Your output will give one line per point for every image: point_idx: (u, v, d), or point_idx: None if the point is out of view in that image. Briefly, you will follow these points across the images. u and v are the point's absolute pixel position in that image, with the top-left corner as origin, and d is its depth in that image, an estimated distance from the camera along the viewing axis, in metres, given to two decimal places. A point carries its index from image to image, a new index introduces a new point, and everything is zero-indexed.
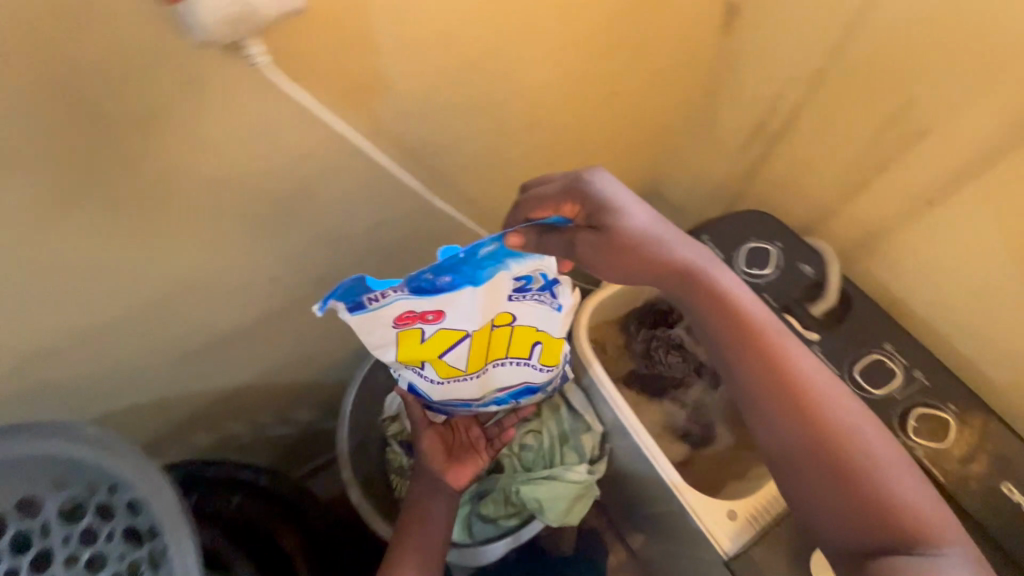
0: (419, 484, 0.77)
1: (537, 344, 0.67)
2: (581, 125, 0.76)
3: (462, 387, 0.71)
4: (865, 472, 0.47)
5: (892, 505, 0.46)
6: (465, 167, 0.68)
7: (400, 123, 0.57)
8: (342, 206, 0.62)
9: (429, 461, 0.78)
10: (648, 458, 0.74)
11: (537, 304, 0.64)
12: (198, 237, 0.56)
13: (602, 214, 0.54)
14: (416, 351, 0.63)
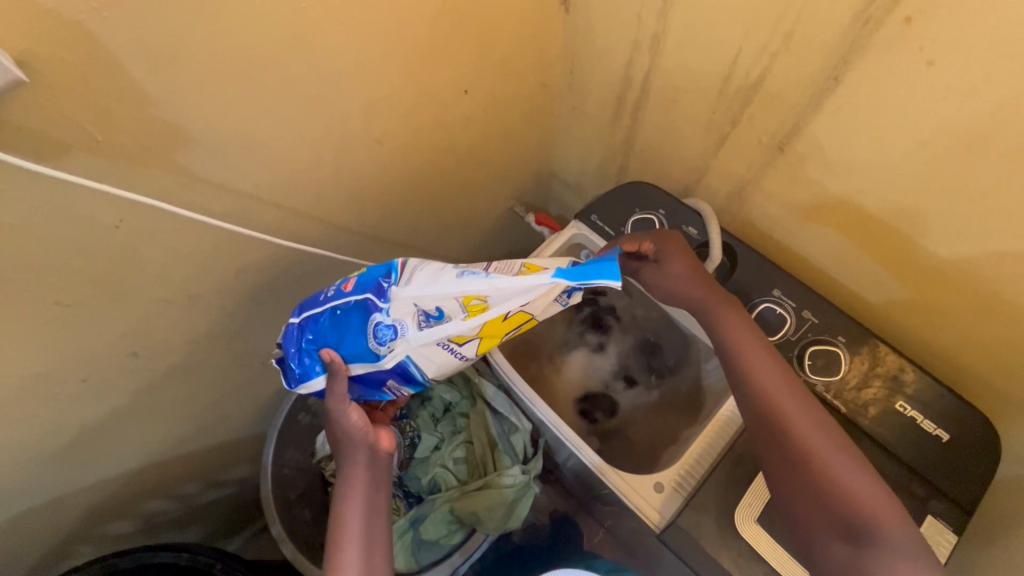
0: (352, 464, 0.59)
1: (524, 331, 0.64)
2: (437, 127, 0.74)
3: (457, 363, 0.60)
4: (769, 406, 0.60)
5: (791, 432, 0.58)
6: (320, 194, 0.65)
7: (222, 173, 0.53)
8: (185, 263, 0.58)
9: (361, 432, 0.60)
10: (572, 449, 0.71)
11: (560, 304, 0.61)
12: (20, 340, 0.50)
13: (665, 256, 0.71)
14: (490, 330, 0.56)
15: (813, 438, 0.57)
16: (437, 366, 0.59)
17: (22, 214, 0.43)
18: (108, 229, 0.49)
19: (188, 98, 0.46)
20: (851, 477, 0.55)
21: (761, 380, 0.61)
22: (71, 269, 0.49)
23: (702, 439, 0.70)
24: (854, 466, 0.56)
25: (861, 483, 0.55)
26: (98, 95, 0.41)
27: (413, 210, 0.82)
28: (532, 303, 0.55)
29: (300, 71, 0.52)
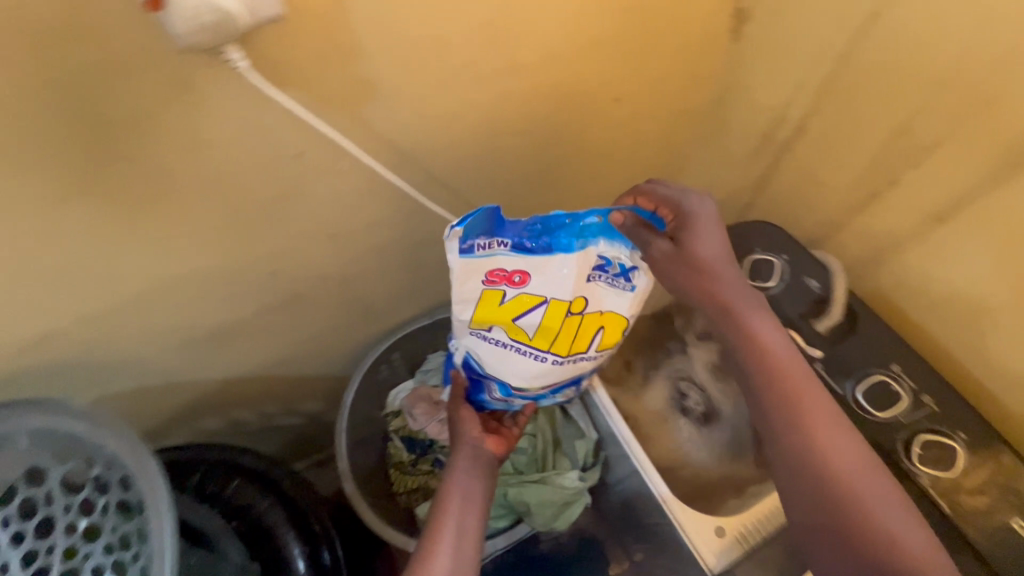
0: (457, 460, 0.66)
1: (599, 329, 0.63)
2: (583, 129, 0.76)
3: (510, 358, 0.64)
4: (808, 418, 0.50)
5: (825, 455, 0.49)
6: (464, 169, 0.69)
7: (397, 129, 0.58)
8: (338, 203, 0.63)
9: (468, 435, 0.68)
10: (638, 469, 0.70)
11: (607, 285, 0.61)
12: (195, 238, 0.56)
13: (682, 230, 0.55)
14: (495, 316, 0.62)
15: (851, 460, 0.49)
16: (492, 363, 0.66)
17: (238, 125, 0.48)
18: (292, 156, 0.54)
19: (396, 53, 0.51)
20: (894, 519, 0.46)
21: (799, 383, 0.51)
22: (255, 185, 0.55)
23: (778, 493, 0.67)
24: (894, 500, 0.47)
25: (909, 531, 0.46)
26: (334, 38, 0.47)
27: (537, 204, 0.84)
28: (527, 282, 0.59)
29: (485, 48, 0.56)
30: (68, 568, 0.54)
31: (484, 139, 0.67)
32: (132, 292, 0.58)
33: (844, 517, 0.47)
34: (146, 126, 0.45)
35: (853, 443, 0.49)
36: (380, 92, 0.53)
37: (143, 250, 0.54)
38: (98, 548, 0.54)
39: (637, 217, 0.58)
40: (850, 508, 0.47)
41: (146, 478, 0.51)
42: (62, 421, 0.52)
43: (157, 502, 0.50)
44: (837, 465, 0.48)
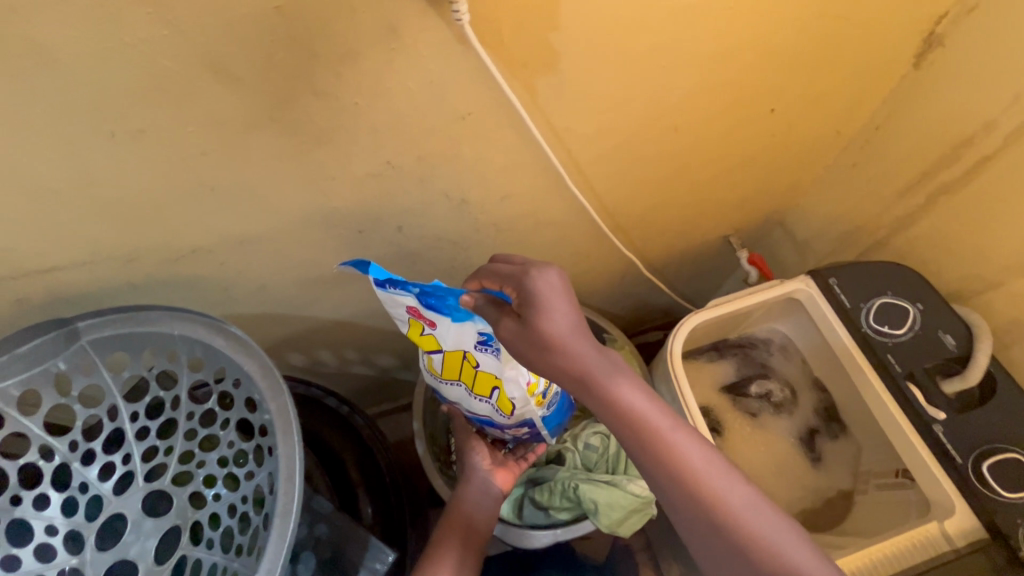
0: (463, 490, 0.74)
1: (495, 388, 0.67)
2: (728, 138, 0.74)
3: (425, 367, 0.72)
4: (688, 474, 0.49)
5: (711, 504, 0.48)
6: (607, 156, 0.68)
7: (561, 107, 0.58)
8: (482, 169, 0.63)
9: (482, 468, 0.76)
10: None
11: (486, 353, 0.63)
12: (350, 182, 0.57)
13: (529, 309, 0.51)
14: (415, 337, 0.65)
15: (734, 495, 0.49)
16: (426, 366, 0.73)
17: (425, 78, 0.49)
18: (458, 116, 0.54)
19: (590, 31, 0.50)
20: (786, 542, 0.47)
21: (673, 437, 0.50)
22: (419, 139, 0.55)
23: (893, 543, 0.65)
24: (777, 518, 0.48)
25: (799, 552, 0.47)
26: (543, 5, 0.46)
27: (658, 203, 0.82)
28: (436, 326, 0.62)
29: (669, 36, 0.55)
30: (184, 468, 0.59)
31: (635, 132, 0.66)
32: (278, 222, 0.60)
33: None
34: (348, 66, 0.45)
35: (731, 478, 0.49)
36: (561, 65, 0.53)
37: (301, 185, 0.56)
38: (216, 456, 0.59)
39: (488, 297, 0.55)
40: (749, 553, 0.47)
41: (278, 401, 0.55)
42: (201, 335, 0.55)
43: (288, 426, 0.54)
44: (728, 511, 0.48)
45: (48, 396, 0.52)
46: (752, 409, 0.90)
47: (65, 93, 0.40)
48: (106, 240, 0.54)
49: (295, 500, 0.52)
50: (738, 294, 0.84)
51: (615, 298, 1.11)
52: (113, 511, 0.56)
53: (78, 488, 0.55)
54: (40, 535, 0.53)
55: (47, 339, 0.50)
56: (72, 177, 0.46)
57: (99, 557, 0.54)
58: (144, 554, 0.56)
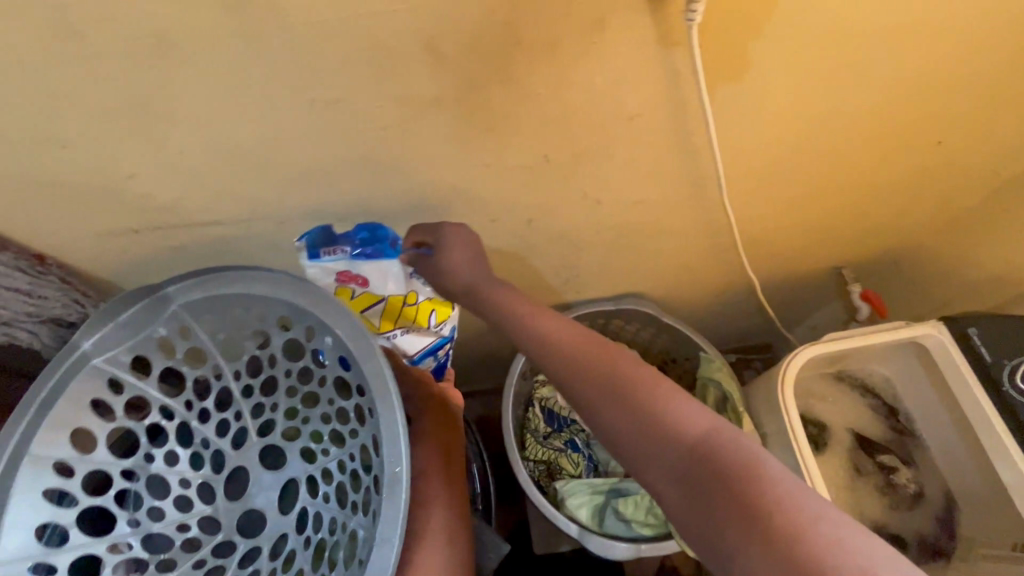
0: None
1: (435, 310, 0.68)
2: (882, 166, 0.69)
3: None
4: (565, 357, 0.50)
5: (593, 373, 0.48)
6: (752, 174, 0.65)
7: (729, 120, 0.56)
8: (627, 172, 0.61)
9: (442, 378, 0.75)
10: None
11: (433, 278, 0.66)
12: (501, 171, 0.57)
13: (434, 243, 0.60)
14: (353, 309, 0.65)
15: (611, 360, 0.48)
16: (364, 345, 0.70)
17: (610, 74, 0.47)
18: (626, 119, 0.53)
19: (788, 45, 0.48)
20: (658, 391, 0.45)
21: (545, 327, 0.53)
22: (581, 137, 0.54)
23: None
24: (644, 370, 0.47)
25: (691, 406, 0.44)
26: (752, 15, 0.45)
27: (783, 225, 0.79)
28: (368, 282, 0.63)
29: (866, 53, 0.51)
30: (293, 424, 0.59)
31: (788, 153, 0.63)
32: (422, 203, 0.60)
33: (635, 426, 0.44)
34: (545, 54, 0.44)
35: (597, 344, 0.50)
36: (745, 77, 0.51)
37: (455, 170, 0.56)
38: (319, 413, 0.58)
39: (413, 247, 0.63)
40: (627, 408, 0.45)
41: (372, 363, 0.50)
42: (286, 294, 0.53)
43: (383, 387, 0.49)
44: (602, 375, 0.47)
45: (156, 360, 0.54)
46: (859, 467, 0.84)
47: (284, 59, 0.41)
48: (267, 202, 0.56)
49: (403, 464, 0.47)
50: (861, 330, 0.80)
51: (704, 317, 1.08)
52: (234, 464, 0.57)
53: (201, 444, 0.57)
54: (177, 487, 0.56)
55: (143, 306, 0.52)
56: (261, 137, 0.48)
57: (230, 506, 0.56)
58: (269, 504, 0.56)
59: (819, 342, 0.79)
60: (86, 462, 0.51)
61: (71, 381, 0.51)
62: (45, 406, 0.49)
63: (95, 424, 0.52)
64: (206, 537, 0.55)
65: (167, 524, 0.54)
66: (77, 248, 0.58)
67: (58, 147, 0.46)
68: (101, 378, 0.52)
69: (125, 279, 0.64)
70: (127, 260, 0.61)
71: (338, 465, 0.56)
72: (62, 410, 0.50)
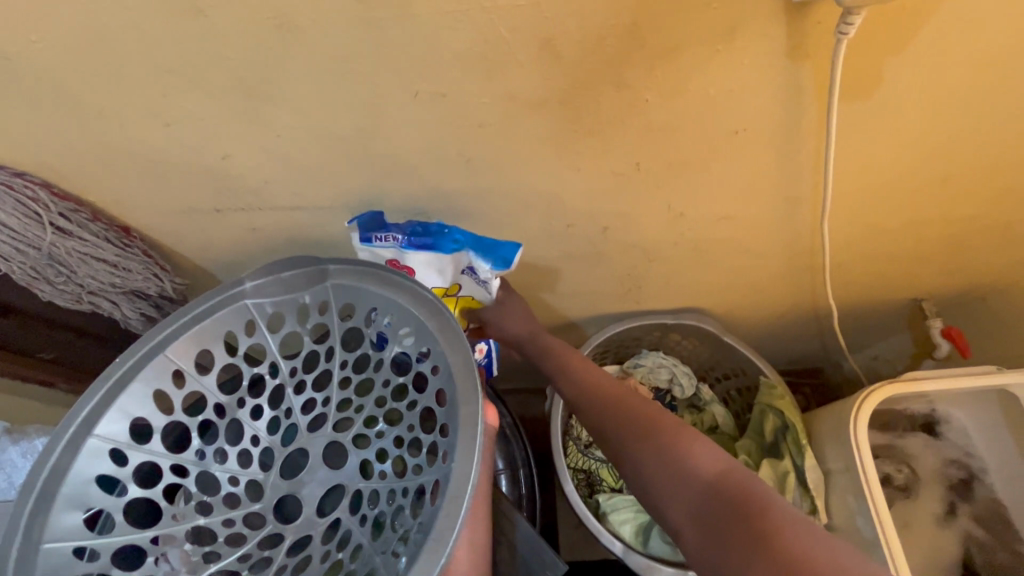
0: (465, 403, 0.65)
1: None
2: (995, 200, 0.64)
3: None
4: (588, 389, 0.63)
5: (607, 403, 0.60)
6: (850, 199, 0.61)
7: (839, 142, 0.52)
8: (719, 187, 0.58)
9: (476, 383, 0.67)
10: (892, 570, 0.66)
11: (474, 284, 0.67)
12: (591, 178, 0.55)
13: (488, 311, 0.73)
14: None
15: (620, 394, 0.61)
16: None
17: (728, 86, 0.44)
18: (731, 135, 0.50)
19: (924, 69, 0.44)
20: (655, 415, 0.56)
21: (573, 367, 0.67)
22: (680, 149, 0.52)
23: None
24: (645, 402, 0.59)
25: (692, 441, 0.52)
26: (892, 35, 0.41)
27: (872, 252, 0.74)
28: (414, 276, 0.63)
29: (1008, 83, 0.47)
30: (363, 432, 0.57)
31: (895, 181, 0.59)
32: (503, 205, 0.59)
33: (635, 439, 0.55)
34: (664, 62, 0.42)
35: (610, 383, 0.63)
36: (869, 100, 0.47)
37: (543, 175, 0.54)
38: (392, 433, 0.56)
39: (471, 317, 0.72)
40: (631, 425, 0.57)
41: (469, 420, 0.50)
42: (428, 323, 0.53)
43: (469, 452, 0.49)
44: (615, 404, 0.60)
45: (292, 321, 0.51)
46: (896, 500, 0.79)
47: (399, 51, 0.40)
48: (351, 193, 0.55)
49: (458, 535, 0.47)
50: (948, 371, 0.75)
51: (763, 337, 1.03)
52: (299, 446, 0.54)
53: (282, 412, 0.56)
54: (245, 442, 0.54)
55: (307, 271, 0.50)
56: (358, 130, 0.47)
57: (279, 483, 0.54)
58: (311, 499, 0.55)
59: (900, 379, 0.74)
60: (196, 382, 0.48)
61: (221, 310, 0.48)
62: (192, 320, 0.47)
63: (217, 351, 0.49)
64: (245, 501, 0.53)
65: (223, 470, 0.52)
66: (161, 225, 0.59)
67: (163, 126, 0.46)
68: (242, 318, 0.49)
69: (203, 256, 0.65)
70: (208, 238, 0.62)
71: (386, 491, 0.55)
72: (203, 329, 0.47)
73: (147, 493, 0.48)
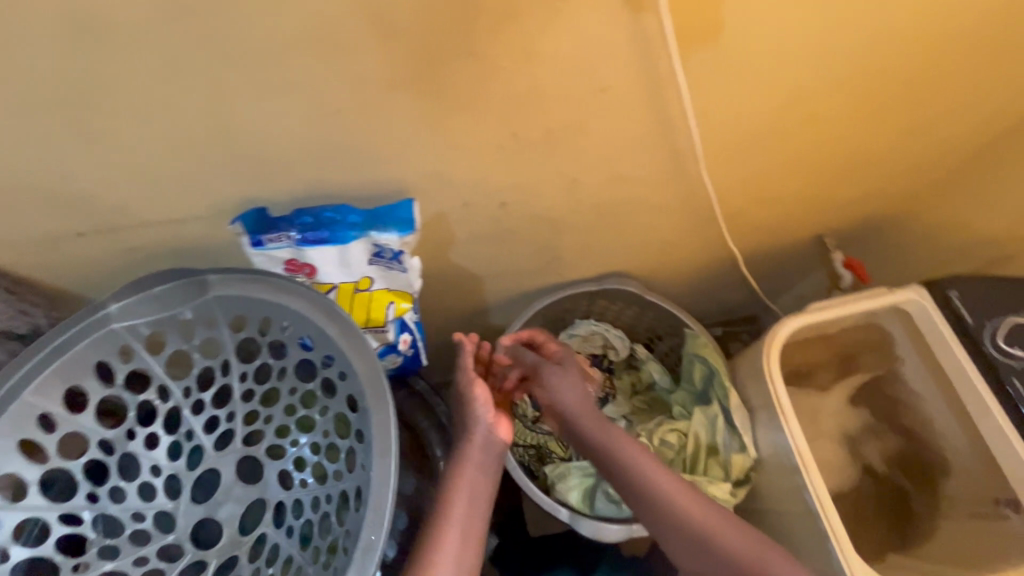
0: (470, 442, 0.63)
1: (389, 305, 0.64)
2: (865, 129, 0.67)
3: None
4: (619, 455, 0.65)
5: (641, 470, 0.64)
6: (730, 145, 0.63)
7: (703, 89, 0.53)
8: (603, 147, 0.59)
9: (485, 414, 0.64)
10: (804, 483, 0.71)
11: (387, 269, 0.62)
12: (472, 152, 0.55)
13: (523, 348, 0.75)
14: None
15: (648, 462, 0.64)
16: None
17: (580, 43, 0.45)
18: (598, 92, 0.51)
19: (760, 7, 0.46)
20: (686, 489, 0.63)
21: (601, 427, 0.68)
22: (552, 113, 0.52)
23: None
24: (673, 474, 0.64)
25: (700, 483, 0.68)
26: None
27: (766, 194, 0.77)
28: (318, 273, 0.61)
29: (843, 13, 0.49)
30: (279, 443, 0.55)
31: (766, 121, 0.61)
32: (390, 190, 0.57)
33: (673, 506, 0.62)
34: (508, 22, 0.41)
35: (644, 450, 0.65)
36: (718, 43, 0.48)
37: (422, 154, 0.53)
38: (310, 440, 0.54)
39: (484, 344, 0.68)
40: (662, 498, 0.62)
41: (382, 418, 0.47)
42: (319, 321, 0.50)
43: (386, 447, 0.47)
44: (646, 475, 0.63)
45: (174, 339, 0.50)
46: (822, 428, 0.83)
47: (223, 44, 0.38)
48: (223, 196, 0.52)
49: (385, 534, 0.45)
50: (844, 299, 0.79)
51: (689, 291, 1.06)
52: (210, 466, 0.53)
53: (185, 435, 0.54)
54: (146, 473, 0.52)
55: (180, 285, 0.49)
56: (208, 128, 0.45)
57: (192, 509, 0.53)
58: (231, 519, 0.53)
59: (799, 315, 0.78)
60: (70, 422, 0.47)
61: (83, 340, 0.47)
62: (51, 358, 0.45)
63: (89, 384, 0.48)
64: (156, 535, 0.51)
65: (124, 508, 0.50)
66: (21, 258, 0.55)
67: None
68: (114, 344, 0.48)
69: (82, 286, 0.61)
70: (80, 265, 0.58)
71: (310, 501, 0.52)
72: (68, 363, 0.46)
73: (36, 553, 0.46)
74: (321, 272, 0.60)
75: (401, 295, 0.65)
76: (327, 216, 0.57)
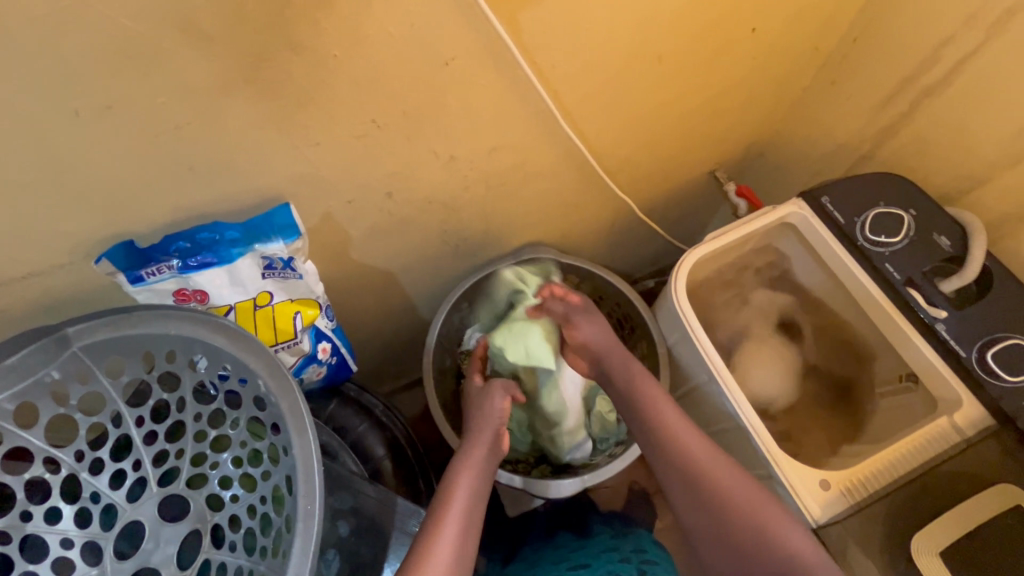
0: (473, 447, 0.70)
1: (296, 314, 0.65)
2: (714, 62, 0.72)
3: None
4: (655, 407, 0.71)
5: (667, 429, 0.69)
6: (592, 98, 0.66)
7: (544, 47, 0.56)
8: (468, 119, 0.60)
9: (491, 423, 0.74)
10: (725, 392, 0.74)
11: (283, 279, 0.62)
12: (336, 145, 0.55)
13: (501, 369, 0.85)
14: None
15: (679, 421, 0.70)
16: None
17: (403, 18, 0.46)
18: (441, 64, 0.52)
19: None
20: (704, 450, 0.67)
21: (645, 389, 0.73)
22: (401, 92, 0.52)
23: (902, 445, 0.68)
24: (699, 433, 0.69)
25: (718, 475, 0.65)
26: None
27: (645, 140, 0.81)
28: (212, 298, 0.60)
29: None
30: (198, 471, 0.54)
31: (618, 69, 0.64)
32: (265, 199, 0.57)
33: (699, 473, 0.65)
34: (323, 8, 0.42)
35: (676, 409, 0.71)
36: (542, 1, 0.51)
37: (283, 156, 0.53)
38: (229, 455, 0.54)
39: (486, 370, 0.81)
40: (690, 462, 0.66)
41: (289, 399, 0.49)
42: (202, 335, 0.49)
43: (300, 424, 0.48)
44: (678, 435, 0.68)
45: (46, 406, 0.47)
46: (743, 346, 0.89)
47: (26, 75, 0.37)
48: (85, 236, 0.51)
49: (318, 502, 0.47)
50: (735, 224, 0.84)
51: (608, 247, 1.10)
52: (128, 520, 0.51)
53: (90, 498, 0.52)
54: (57, 549, 0.49)
55: (34, 348, 0.45)
56: (41, 168, 0.43)
57: (120, 566, 0.50)
58: (166, 561, 0.51)
59: (697, 247, 0.83)
60: None
61: None
62: None
63: None
64: None
65: None
66: None
67: None
68: None
69: None
70: None
71: (247, 510, 0.53)
72: None
73: None
74: (214, 295, 0.59)
75: (305, 303, 0.65)
76: (205, 238, 0.56)
